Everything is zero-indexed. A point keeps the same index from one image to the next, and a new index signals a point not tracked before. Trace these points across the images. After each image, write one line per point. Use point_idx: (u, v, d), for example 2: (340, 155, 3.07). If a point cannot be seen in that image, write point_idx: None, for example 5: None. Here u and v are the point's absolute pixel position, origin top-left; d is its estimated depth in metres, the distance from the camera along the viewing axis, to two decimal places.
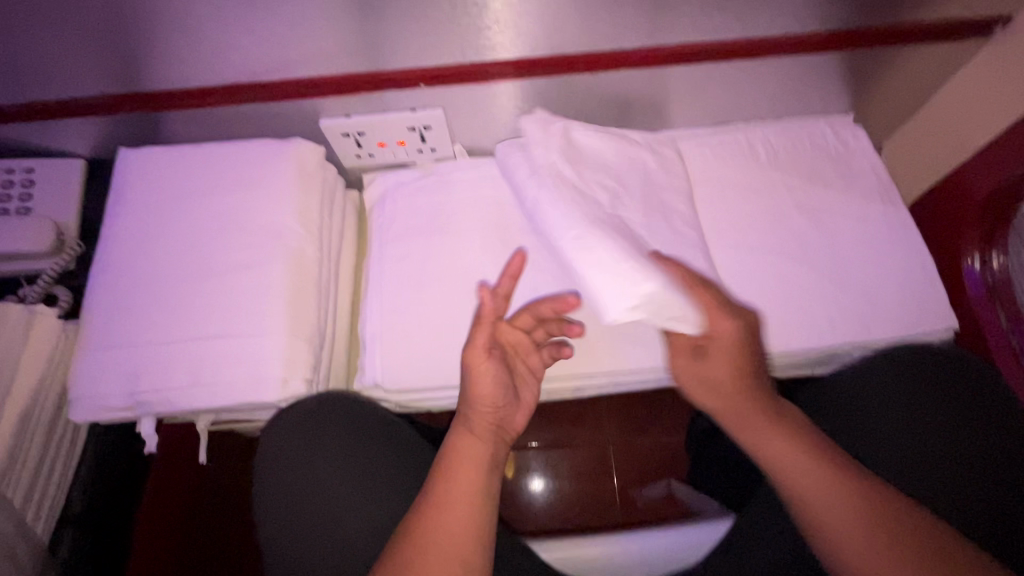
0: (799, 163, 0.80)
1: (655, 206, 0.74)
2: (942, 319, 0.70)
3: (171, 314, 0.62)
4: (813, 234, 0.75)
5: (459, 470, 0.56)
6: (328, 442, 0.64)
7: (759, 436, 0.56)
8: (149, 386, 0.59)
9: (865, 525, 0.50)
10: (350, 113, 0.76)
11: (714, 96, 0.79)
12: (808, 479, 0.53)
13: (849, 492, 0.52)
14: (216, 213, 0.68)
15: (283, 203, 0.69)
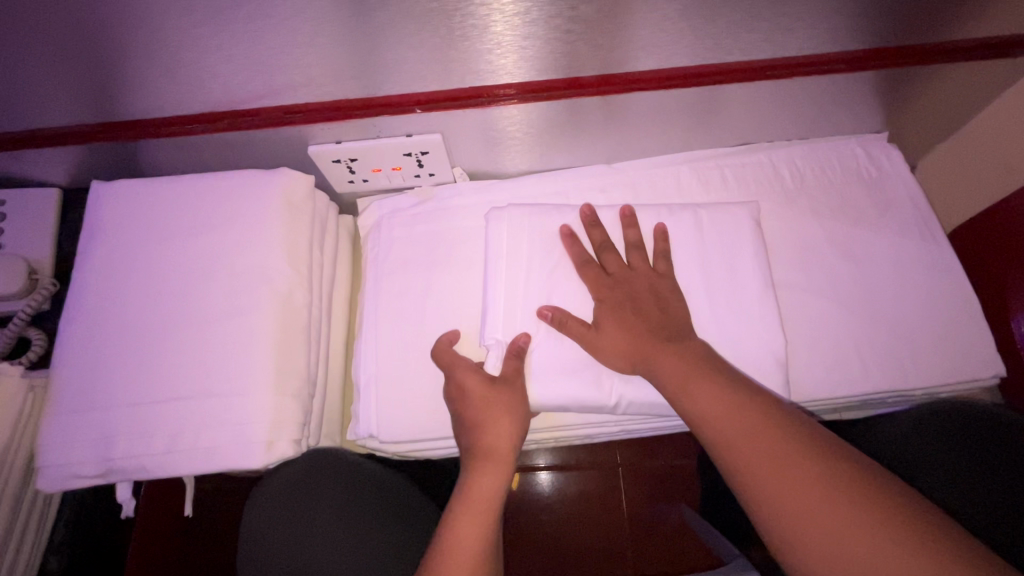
0: (826, 189, 0.74)
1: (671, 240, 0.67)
2: (987, 365, 0.65)
3: (148, 370, 0.57)
4: (841, 266, 0.69)
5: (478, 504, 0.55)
6: (319, 506, 0.62)
7: (711, 406, 0.52)
8: (124, 451, 0.55)
9: (790, 478, 0.46)
10: (341, 139, 0.70)
11: (737, 117, 0.73)
12: (753, 444, 0.48)
13: (793, 454, 0.47)
14: (196, 255, 0.63)
15: (266, 243, 0.64)
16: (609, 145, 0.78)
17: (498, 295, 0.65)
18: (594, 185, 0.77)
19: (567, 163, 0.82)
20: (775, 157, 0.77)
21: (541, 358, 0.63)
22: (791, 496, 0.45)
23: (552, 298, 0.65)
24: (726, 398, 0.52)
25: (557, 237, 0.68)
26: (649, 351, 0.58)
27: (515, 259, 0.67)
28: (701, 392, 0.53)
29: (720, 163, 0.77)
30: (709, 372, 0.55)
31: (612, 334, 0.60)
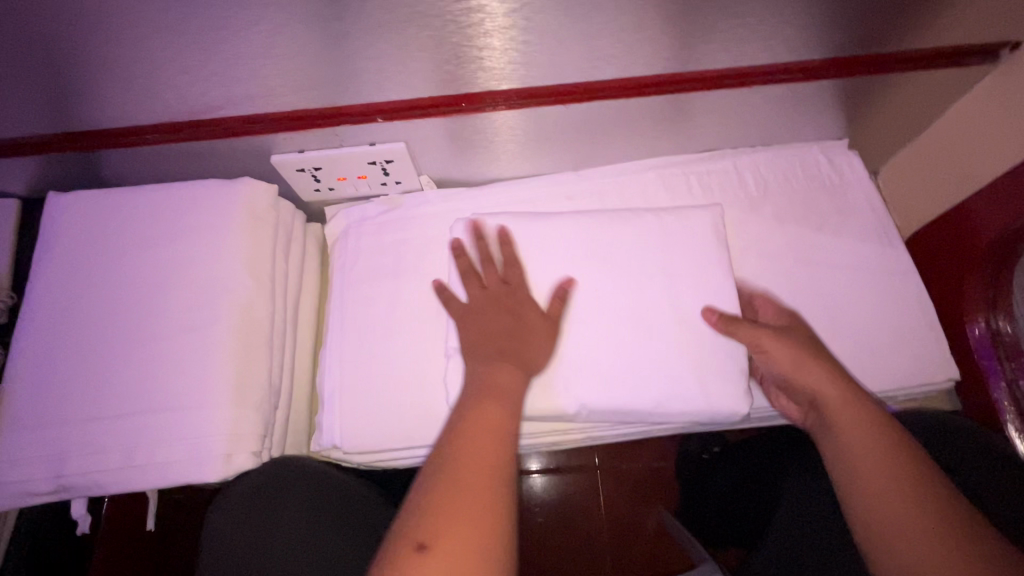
0: (789, 194, 0.75)
1: (637, 247, 0.68)
2: (941, 368, 0.66)
3: (108, 384, 0.57)
4: (804, 272, 0.70)
5: (477, 435, 0.49)
6: (281, 511, 0.61)
7: (858, 448, 0.51)
8: (83, 466, 0.54)
9: (924, 531, 0.45)
10: (304, 149, 0.70)
11: (701, 125, 0.74)
12: (894, 494, 0.48)
13: (934, 512, 0.46)
14: (155, 267, 0.62)
15: (225, 254, 0.63)
16: (577, 153, 0.78)
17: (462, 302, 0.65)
18: (561, 193, 0.78)
19: (536, 170, 0.82)
20: (739, 163, 0.77)
21: None
22: (920, 552, 0.45)
23: None
24: (881, 453, 0.50)
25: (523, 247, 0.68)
26: (812, 368, 0.56)
27: (479, 266, 0.67)
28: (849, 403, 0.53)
29: (686, 169, 0.78)
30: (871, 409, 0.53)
31: (783, 350, 0.58)
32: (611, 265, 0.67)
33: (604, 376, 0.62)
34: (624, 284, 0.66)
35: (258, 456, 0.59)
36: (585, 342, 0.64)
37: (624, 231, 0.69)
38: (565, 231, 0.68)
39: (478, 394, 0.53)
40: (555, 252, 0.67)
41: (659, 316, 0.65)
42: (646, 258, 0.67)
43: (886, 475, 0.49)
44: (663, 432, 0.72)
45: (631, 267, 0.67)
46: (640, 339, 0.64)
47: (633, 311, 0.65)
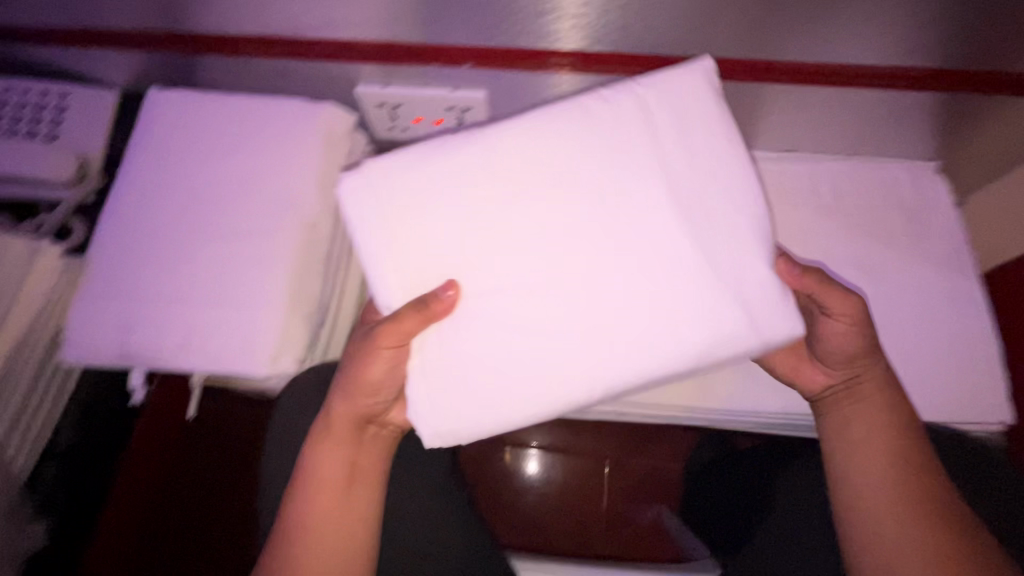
0: (864, 207, 0.72)
1: (627, 179, 0.50)
2: (994, 410, 0.64)
3: (169, 275, 0.60)
4: (864, 288, 0.68)
5: (322, 484, 0.54)
6: None
7: (869, 445, 0.53)
8: (138, 358, 0.58)
9: (904, 499, 0.50)
10: (389, 83, 0.72)
11: (784, 121, 0.72)
12: (891, 496, 0.50)
13: (931, 514, 0.49)
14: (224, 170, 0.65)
15: (301, 168, 0.66)
16: None
17: (391, 281, 0.50)
18: None
19: None
20: (818, 169, 0.75)
21: (448, 352, 0.49)
22: (893, 517, 0.49)
23: (445, 268, 0.50)
24: (880, 427, 0.53)
25: (438, 200, 0.50)
26: (860, 358, 0.54)
27: (381, 216, 0.50)
28: (870, 380, 0.55)
29: (761, 165, 0.76)
30: (879, 387, 0.55)
31: (839, 333, 0.54)
32: (608, 186, 0.50)
33: (511, 378, 0.48)
34: (631, 240, 0.49)
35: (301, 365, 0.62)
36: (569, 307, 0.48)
37: (591, 157, 0.50)
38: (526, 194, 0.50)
39: (326, 429, 0.55)
40: (520, 195, 0.50)
41: (687, 271, 0.48)
42: (672, 211, 0.49)
43: (872, 444, 0.53)
44: (687, 418, 0.73)
45: (603, 192, 0.49)
46: (662, 306, 0.48)
47: (650, 262, 0.48)
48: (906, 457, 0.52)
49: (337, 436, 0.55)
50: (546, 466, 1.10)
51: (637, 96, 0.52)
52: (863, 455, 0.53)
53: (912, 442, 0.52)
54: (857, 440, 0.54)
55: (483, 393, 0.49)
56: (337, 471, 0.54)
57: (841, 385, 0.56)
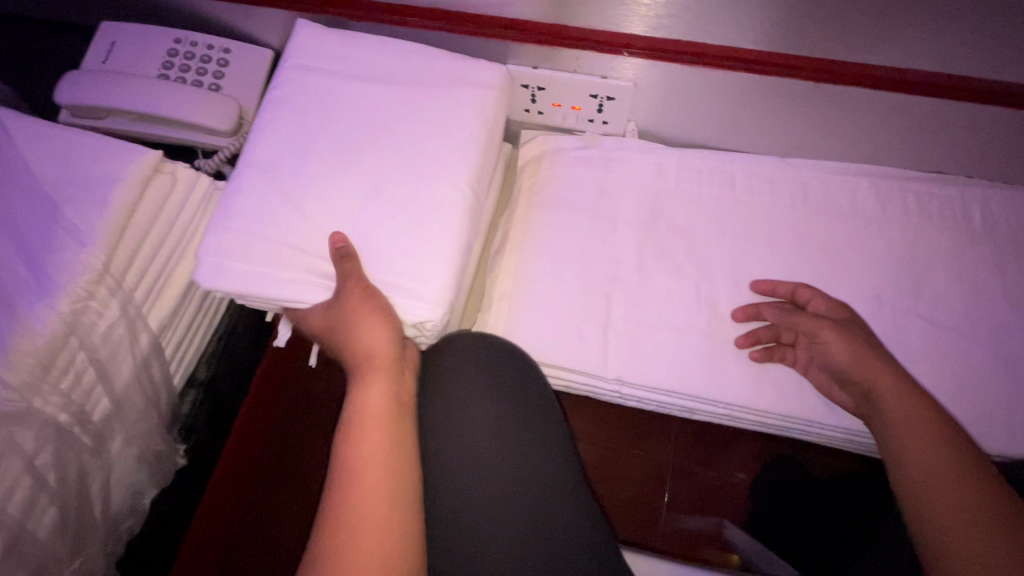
0: (1016, 238, 0.70)
1: (316, 117, 0.62)
2: None
3: (290, 215, 0.58)
4: (1010, 318, 0.67)
5: (369, 466, 0.51)
6: (483, 387, 0.64)
7: (919, 450, 0.55)
8: (233, 269, 0.56)
9: (988, 526, 0.50)
10: (539, 66, 0.73)
11: (934, 139, 0.71)
12: (944, 488, 0.52)
13: (982, 500, 0.51)
14: (336, 87, 0.63)
15: (463, 111, 0.63)
16: (790, 136, 0.77)
17: (302, 287, 0.56)
18: (763, 175, 0.77)
19: (736, 147, 0.82)
20: (969, 195, 0.72)
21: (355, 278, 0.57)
22: (977, 541, 0.49)
23: (262, 236, 0.57)
24: (942, 458, 0.54)
25: (265, 165, 0.60)
26: (874, 372, 0.61)
27: (257, 215, 0.58)
28: (912, 409, 0.57)
29: (906, 184, 0.74)
30: (927, 417, 0.57)
31: (840, 343, 0.63)
32: (382, 122, 0.62)
33: (435, 261, 0.57)
34: (373, 154, 0.61)
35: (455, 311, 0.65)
36: (383, 208, 0.59)
37: (304, 93, 0.63)
38: (326, 148, 0.61)
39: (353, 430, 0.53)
40: (292, 139, 0.61)
41: (420, 168, 0.60)
42: (403, 113, 0.62)
43: (934, 472, 0.53)
44: (798, 433, 0.72)
45: (407, 126, 0.62)
46: (444, 178, 0.59)
47: (438, 156, 0.61)
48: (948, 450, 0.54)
49: (374, 412, 0.54)
50: (602, 467, 1.05)
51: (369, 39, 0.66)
52: (936, 488, 0.53)
53: (970, 464, 0.53)
54: (921, 471, 0.54)
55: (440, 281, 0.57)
56: (378, 415, 0.53)
57: (890, 417, 0.58)
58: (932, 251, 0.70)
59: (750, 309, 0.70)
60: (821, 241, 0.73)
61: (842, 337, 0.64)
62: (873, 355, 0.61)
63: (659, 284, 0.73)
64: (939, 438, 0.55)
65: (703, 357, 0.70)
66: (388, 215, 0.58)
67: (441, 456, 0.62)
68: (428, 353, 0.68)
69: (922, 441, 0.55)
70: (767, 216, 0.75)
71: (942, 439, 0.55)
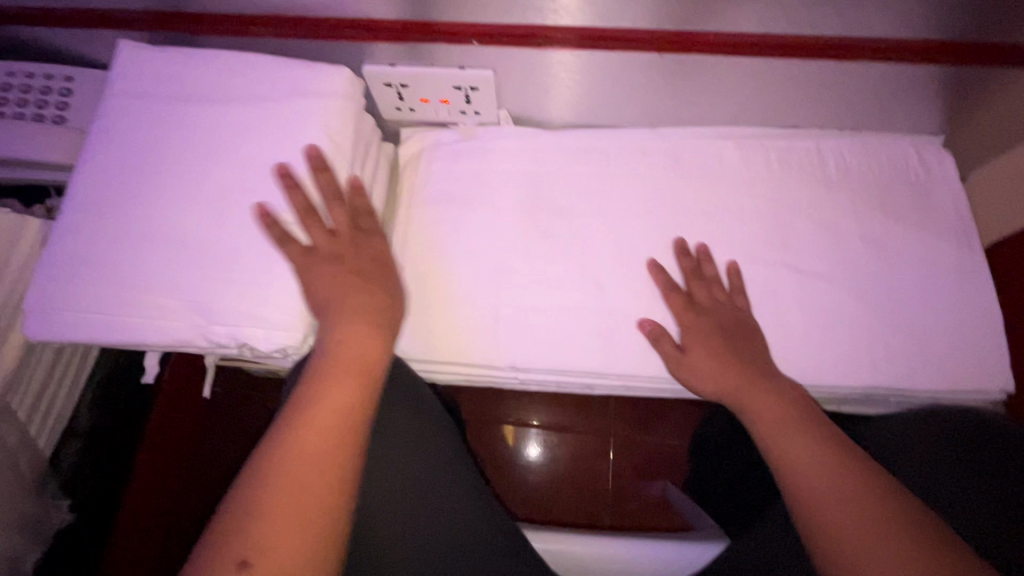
0: (869, 182, 0.74)
1: (142, 142, 0.60)
2: (995, 380, 0.66)
3: (128, 249, 0.56)
4: (869, 258, 0.70)
5: (314, 437, 0.41)
6: (360, 403, 0.59)
7: (783, 429, 0.51)
8: (58, 314, 0.54)
9: (857, 494, 0.44)
10: (396, 63, 0.71)
11: (785, 97, 0.74)
12: (846, 505, 0.44)
13: (863, 474, 0.45)
14: (171, 117, 0.61)
15: (311, 123, 0.61)
16: (656, 107, 0.79)
17: (131, 326, 0.54)
18: (635, 148, 0.78)
19: (609, 123, 0.83)
20: (823, 146, 0.76)
21: (186, 305, 0.55)
22: (853, 518, 0.43)
23: (88, 275, 0.55)
24: (806, 439, 0.49)
25: (87, 199, 0.57)
26: (733, 375, 0.58)
27: (80, 253, 0.55)
28: (775, 401, 0.54)
29: (767, 143, 0.77)
30: (789, 407, 0.53)
31: (702, 358, 0.62)
32: (217, 143, 0.60)
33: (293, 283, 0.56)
34: (205, 176, 0.59)
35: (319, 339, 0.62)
36: (225, 235, 0.57)
37: (127, 118, 0.61)
38: (155, 177, 0.58)
39: (316, 396, 0.44)
40: (117, 168, 0.58)
41: (260, 191, 0.59)
42: (241, 135, 0.61)
43: (800, 452, 0.48)
44: None
45: (243, 145, 0.60)
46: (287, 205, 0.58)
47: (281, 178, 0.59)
48: (839, 461, 0.47)
49: (337, 393, 0.45)
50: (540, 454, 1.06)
51: (203, 58, 0.64)
52: (803, 466, 0.47)
53: (833, 439, 0.49)
54: (787, 460, 0.49)
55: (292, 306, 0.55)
56: (365, 390, 0.46)
57: (752, 410, 0.55)
58: (795, 203, 0.73)
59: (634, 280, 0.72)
60: (697, 205, 0.74)
61: (706, 347, 0.62)
62: (737, 359, 0.60)
63: (546, 269, 0.73)
64: (802, 422, 0.51)
65: (594, 334, 0.71)
66: (231, 245, 0.56)
67: None
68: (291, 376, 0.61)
69: (786, 428, 0.51)
70: (643, 188, 0.76)
71: (804, 420, 0.51)
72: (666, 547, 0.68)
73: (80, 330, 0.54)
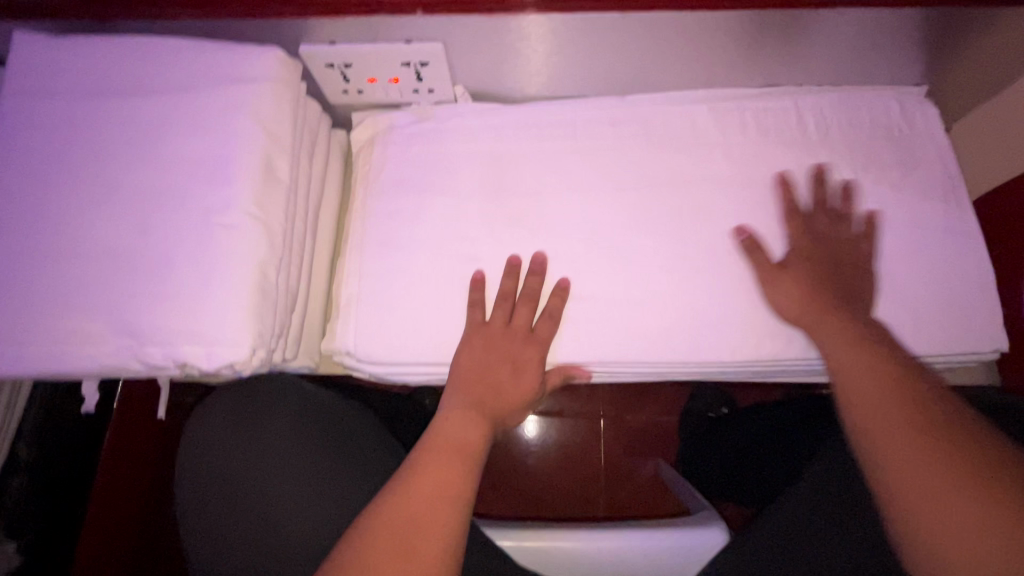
0: (852, 139, 0.70)
1: (53, 147, 0.54)
2: (988, 339, 0.63)
3: (47, 268, 0.50)
4: (855, 222, 0.67)
5: (415, 501, 0.49)
6: (261, 427, 0.62)
7: (854, 368, 0.52)
8: None
9: (931, 441, 0.45)
10: (335, 41, 0.64)
11: (760, 53, 0.69)
12: (909, 437, 0.46)
13: (941, 425, 0.46)
14: (85, 113, 0.55)
15: (242, 112, 0.55)
16: (625, 72, 0.73)
17: (57, 353, 0.49)
18: (605, 118, 0.73)
19: (574, 92, 0.78)
20: (802, 104, 0.72)
21: (117, 326, 0.49)
22: (924, 465, 0.44)
23: (4, 300, 0.49)
24: (875, 380, 0.50)
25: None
26: (809, 309, 0.59)
27: None
28: (846, 336, 0.55)
29: (744, 104, 0.72)
30: (861, 342, 0.54)
31: (790, 281, 0.62)
32: (137, 142, 0.54)
33: (233, 292, 0.50)
34: (128, 180, 0.53)
35: (273, 351, 0.57)
36: (155, 245, 0.51)
37: (32, 122, 0.54)
38: (71, 186, 0.52)
39: (421, 458, 0.53)
40: (26, 180, 0.53)
41: (190, 191, 0.53)
42: (163, 130, 0.55)
43: (870, 394, 0.49)
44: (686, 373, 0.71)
45: (167, 142, 0.54)
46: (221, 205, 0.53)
47: (212, 175, 0.54)
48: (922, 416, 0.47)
49: (435, 464, 0.52)
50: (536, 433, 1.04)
51: (110, 47, 0.56)
52: (873, 409, 0.48)
53: (905, 383, 0.49)
54: (851, 402, 0.50)
55: (236, 318, 0.50)
56: (444, 450, 0.54)
57: (824, 349, 0.56)
58: (777, 167, 0.69)
59: (613, 261, 0.67)
60: (672, 177, 0.70)
61: (792, 280, 0.62)
62: (812, 296, 0.60)
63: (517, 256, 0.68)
64: (875, 357, 0.52)
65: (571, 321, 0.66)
66: (162, 255, 0.51)
67: (238, 520, 0.58)
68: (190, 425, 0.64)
69: (862, 361, 0.52)
70: (613, 161, 0.71)
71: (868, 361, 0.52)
72: (659, 536, 0.66)
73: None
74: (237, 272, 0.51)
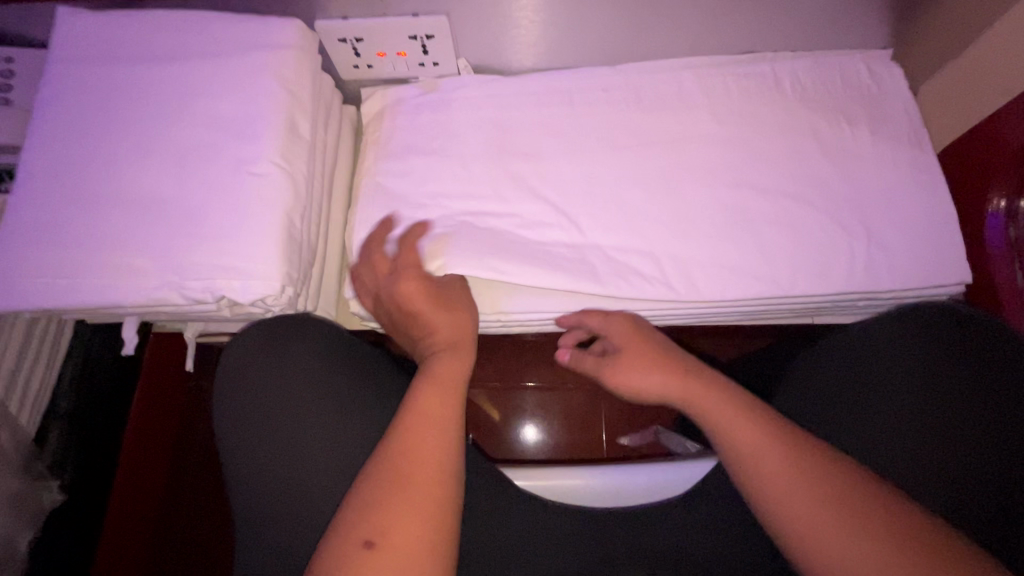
0: (825, 98, 0.76)
1: (95, 109, 0.59)
2: (954, 272, 0.69)
3: (94, 215, 0.55)
4: (830, 172, 0.73)
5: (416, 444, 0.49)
6: (296, 358, 0.61)
7: (722, 417, 0.52)
8: (26, 286, 0.53)
9: (814, 489, 0.46)
10: (348, 15, 0.70)
11: (738, 22, 0.75)
12: (801, 490, 0.46)
13: (823, 473, 0.46)
14: (127, 78, 0.60)
15: (265, 74, 0.60)
16: (614, 43, 0.79)
17: (104, 289, 0.53)
18: (597, 86, 0.79)
19: (568, 64, 0.84)
20: (778, 68, 0.78)
21: (159, 265, 0.54)
22: (802, 503, 0.45)
23: (55, 244, 0.54)
24: (753, 427, 0.50)
25: (44, 170, 0.56)
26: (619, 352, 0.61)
27: (44, 221, 0.55)
28: (673, 373, 0.57)
29: (725, 70, 0.78)
30: (710, 381, 0.55)
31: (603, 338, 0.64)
32: (171, 103, 0.59)
33: (260, 230, 0.55)
34: (165, 136, 0.58)
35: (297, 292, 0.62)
36: (191, 193, 0.56)
37: (77, 88, 0.59)
38: (113, 142, 0.57)
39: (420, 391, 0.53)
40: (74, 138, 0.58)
41: (221, 145, 0.58)
42: (195, 93, 0.60)
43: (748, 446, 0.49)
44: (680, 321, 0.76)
45: (199, 102, 0.60)
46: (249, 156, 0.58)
47: (240, 129, 0.59)
48: (802, 459, 0.47)
49: (431, 401, 0.52)
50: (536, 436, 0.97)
51: (145, 21, 0.62)
52: (754, 460, 0.49)
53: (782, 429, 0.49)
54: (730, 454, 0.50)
55: (265, 253, 0.55)
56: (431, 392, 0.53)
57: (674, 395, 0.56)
58: (756, 126, 0.75)
59: (607, 215, 0.73)
60: (660, 137, 0.75)
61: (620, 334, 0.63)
62: (633, 344, 0.61)
63: (519, 211, 0.73)
64: (731, 402, 0.52)
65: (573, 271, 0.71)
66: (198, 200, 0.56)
67: (263, 446, 0.57)
68: (228, 347, 0.63)
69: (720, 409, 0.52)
70: (605, 125, 0.77)
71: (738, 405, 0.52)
72: (656, 469, 0.70)
73: (50, 298, 0.53)
74: (264, 215, 0.56)
